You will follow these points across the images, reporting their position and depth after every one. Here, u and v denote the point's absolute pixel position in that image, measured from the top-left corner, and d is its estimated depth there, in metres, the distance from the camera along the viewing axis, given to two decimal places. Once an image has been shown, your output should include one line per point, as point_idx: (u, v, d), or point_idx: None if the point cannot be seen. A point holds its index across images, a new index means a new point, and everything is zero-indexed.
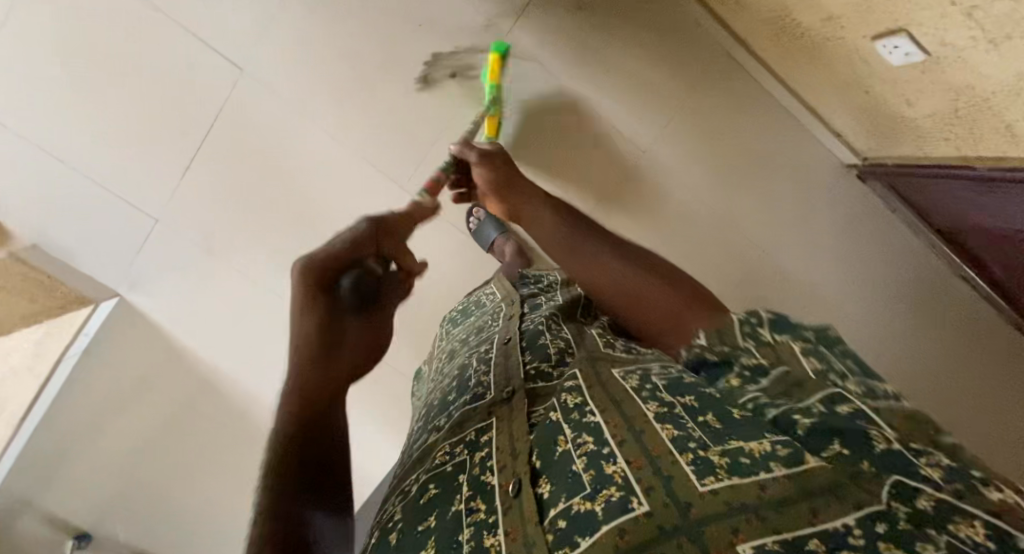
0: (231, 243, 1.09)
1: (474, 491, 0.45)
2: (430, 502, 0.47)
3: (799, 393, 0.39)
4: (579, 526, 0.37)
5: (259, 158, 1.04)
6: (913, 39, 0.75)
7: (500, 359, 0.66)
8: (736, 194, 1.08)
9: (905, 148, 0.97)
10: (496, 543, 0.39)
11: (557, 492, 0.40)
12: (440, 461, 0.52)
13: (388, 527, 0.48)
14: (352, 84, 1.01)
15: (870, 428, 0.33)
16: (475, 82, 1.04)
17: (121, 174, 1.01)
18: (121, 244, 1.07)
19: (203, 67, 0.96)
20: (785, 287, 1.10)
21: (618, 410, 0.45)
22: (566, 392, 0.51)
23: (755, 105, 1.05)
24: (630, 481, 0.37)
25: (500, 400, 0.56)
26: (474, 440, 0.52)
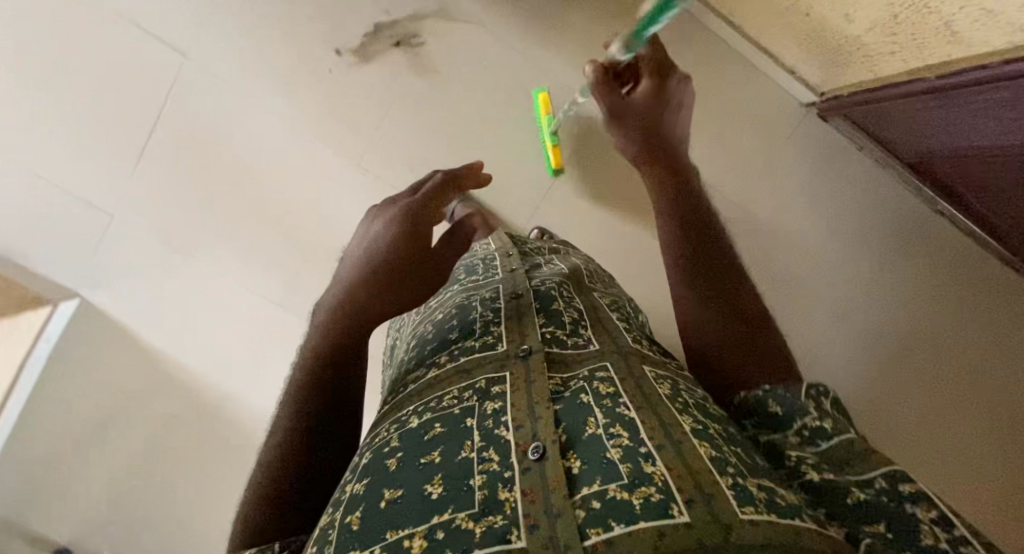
0: (188, 233, 1.12)
1: (487, 442, 0.44)
2: (437, 440, 0.45)
3: (860, 464, 0.44)
4: (613, 510, 0.36)
5: (209, 144, 1.08)
6: None
7: (511, 315, 0.62)
8: (710, 146, 1.11)
9: (856, 72, 0.97)
10: (511, 498, 0.38)
11: (591, 471, 0.40)
12: (449, 401, 0.50)
13: (388, 452, 0.46)
14: (299, 67, 1.05)
15: (921, 520, 0.39)
16: (419, 50, 1.05)
17: (75, 173, 1.07)
18: (79, 246, 1.11)
19: (147, 56, 1.04)
20: (772, 236, 1.12)
21: (651, 413, 0.46)
22: (597, 380, 0.51)
23: (715, 60, 1.10)
24: (669, 486, 0.38)
25: (516, 354, 0.54)
26: (485, 387, 0.50)
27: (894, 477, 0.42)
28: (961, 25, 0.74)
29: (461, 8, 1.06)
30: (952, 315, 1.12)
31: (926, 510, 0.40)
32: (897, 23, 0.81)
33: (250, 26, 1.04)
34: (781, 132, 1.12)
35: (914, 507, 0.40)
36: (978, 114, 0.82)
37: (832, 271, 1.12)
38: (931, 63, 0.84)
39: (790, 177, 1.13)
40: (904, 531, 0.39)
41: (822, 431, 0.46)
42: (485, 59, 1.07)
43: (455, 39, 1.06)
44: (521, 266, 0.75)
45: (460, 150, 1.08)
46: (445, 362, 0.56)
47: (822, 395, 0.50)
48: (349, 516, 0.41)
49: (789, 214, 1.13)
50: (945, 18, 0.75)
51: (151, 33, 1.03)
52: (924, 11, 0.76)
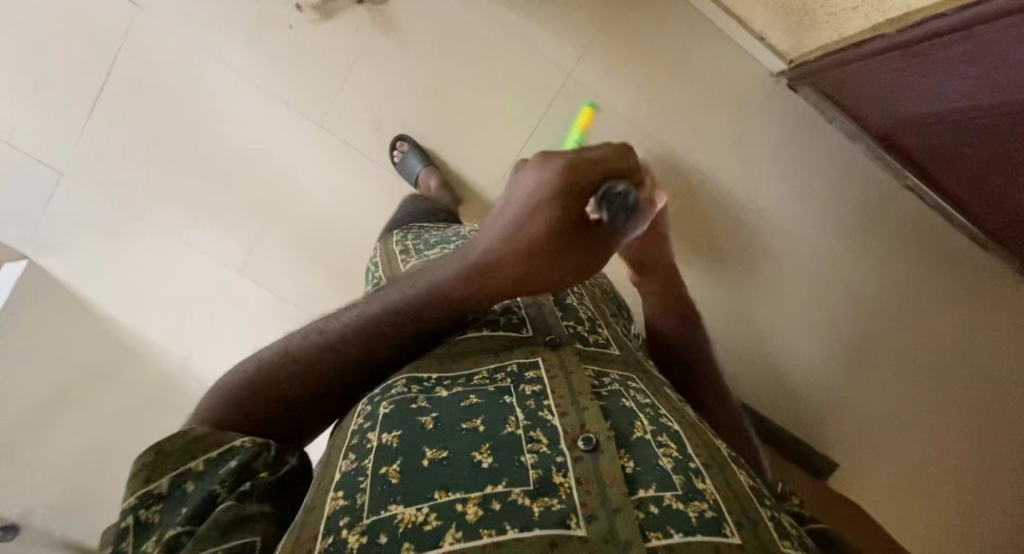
0: (142, 192, 1.08)
1: (532, 422, 0.42)
2: (476, 409, 0.44)
3: None
4: (673, 517, 0.35)
5: (163, 102, 1.05)
6: None
7: (530, 301, 0.61)
8: (676, 118, 1.09)
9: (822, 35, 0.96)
10: (566, 483, 0.37)
11: (647, 473, 0.39)
12: (481, 378, 0.49)
13: (417, 408, 0.44)
14: (260, 21, 1.02)
15: None
16: (381, 6, 1.03)
17: (23, 129, 1.03)
18: (26, 207, 1.07)
19: (97, 6, 1.00)
20: (738, 211, 1.11)
21: (691, 435, 0.47)
22: (630, 388, 0.52)
23: (683, 23, 1.07)
24: (720, 507, 0.38)
25: (545, 345, 0.54)
26: (518, 370, 0.50)
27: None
28: None
29: None
30: (913, 300, 1.11)
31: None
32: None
33: None
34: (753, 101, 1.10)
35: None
36: (936, 75, 0.82)
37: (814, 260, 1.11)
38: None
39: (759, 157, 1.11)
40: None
41: None
42: (450, 20, 1.04)
43: None
44: None
45: (426, 109, 1.06)
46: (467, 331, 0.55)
47: None
48: (385, 467, 0.39)
49: (765, 196, 1.11)
50: None
51: None
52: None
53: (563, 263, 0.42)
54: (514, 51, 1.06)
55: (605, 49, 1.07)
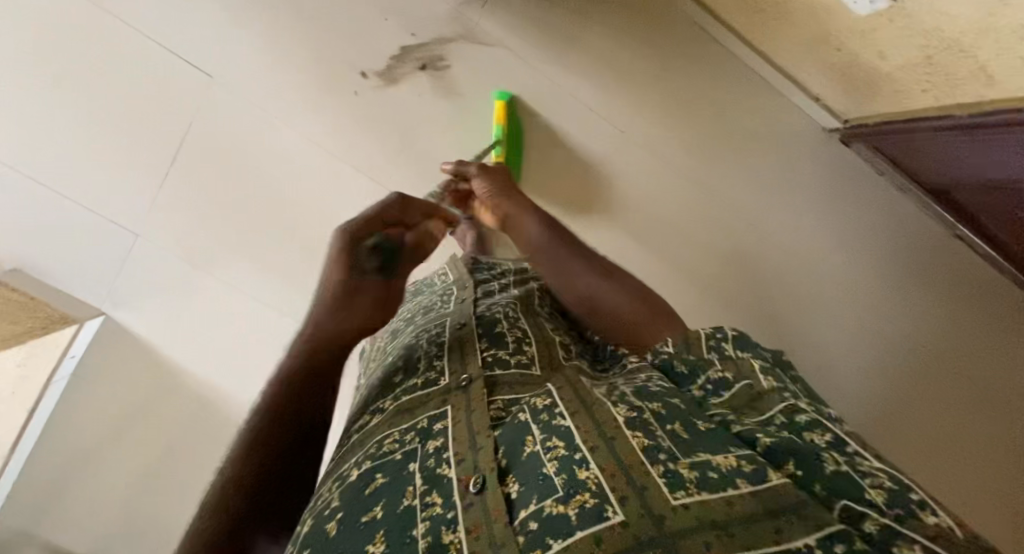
0: (210, 251, 1.12)
1: (427, 486, 0.43)
2: (375, 494, 0.44)
3: (758, 408, 0.46)
4: (552, 527, 0.36)
5: (234, 164, 1.09)
6: None
7: (454, 343, 0.63)
8: (730, 171, 1.10)
9: (886, 102, 0.97)
10: (455, 540, 0.38)
11: (529, 490, 0.40)
12: (389, 447, 0.50)
13: (327, 513, 0.45)
14: (324, 88, 1.06)
15: (822, 452, 0.40)
16: (445, 73, 1.06)
17: (101, 193, 1.08)
18: (104, 265, 1.11)
19: (175, 76, 1.04)
20: (793, 256, 1.11)
21: (588, 416, 0.45)
22: (535, 397, 0.50)
23: (736, 80, 1.09)
24: (604, 488, 0.38)
25: (456, 387, 0.55)
26: (426, 427, 0.50)
27: (791, 412, 0.45)
28: (995, 67, 0.75)
29: (487, 31, 1.06)
30: (960, 341, 1.13)
31: (820, 435, 0.42)
32: (931, 63, 0.81)
33: (273, 48, 1.04)
34: (804, 155, 1.12)
35: (808, 434, 0.42)
36: (1003, 154, 0.83)
37: (854, 298, 1.12)
38: (968, 98, 0.84)
39: (810, 205, 1.12)
40: (808, 462, 0.39)
41: (722, 382, 0.50)
42: (511, 82, 1.07)
43: (480, 61, 1.06)
44: (470, 294, 0.75)
45: None
46: (390, 404, 0.57)
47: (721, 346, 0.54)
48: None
49: (809, 237, 1.12)
50: (980, 61, 0.75)
51: (179, 55, 1.04)
52: (960, 53, 0.76)
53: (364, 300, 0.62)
54: (576, 113, 1.07)
55: (662, 108, 1.08)
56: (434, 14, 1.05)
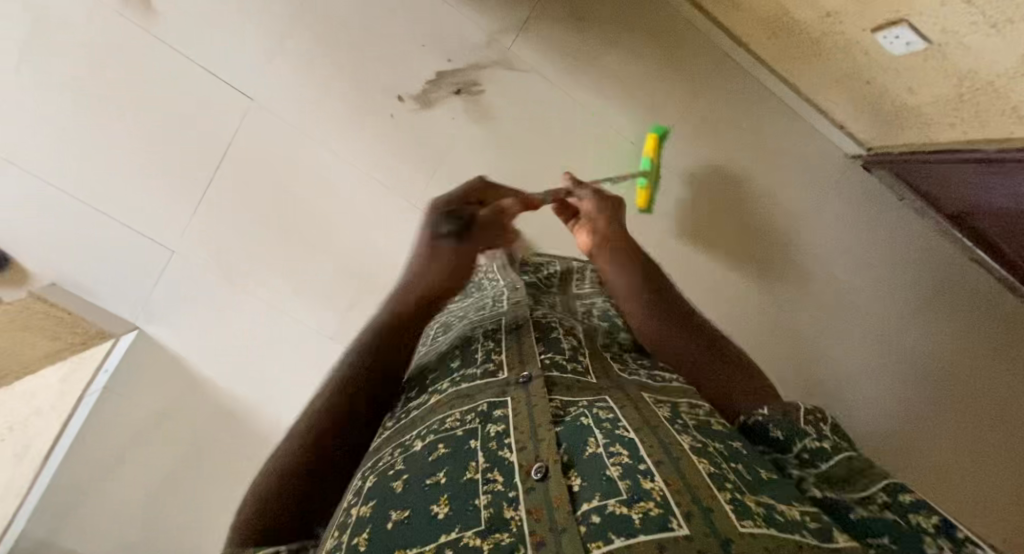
0: (243, 267, 1.14)
1: (490, 463, 0.42)
2: (440, 461, 0.44)
3: (859, 479, 0.43)
4: (615, 524, 0.35)
5: (270, 181, 1.11)
6: (913, 28, 0.77)
7: (512, 344, 0.61)
8: (752, 192, 1.13)
9: (912, 133, 1.00)
10: (517, 517, 0.37)
11: (591, 487, 0.38)
12: (452, 423, 0.48)
13: (391, 474, 0.44)
14: (360, 112, 1.08)
15: (926, 535, 0.37)
16: (479, 97, 1.09)
17: (139, 209, 1.10)
18: (140, 281, 1.13)
19: (214, 97, 1.06)
20: (807, 277, 1.14)
21: (652, 434, 0.44)
22: (597, 407, 0.49)
23: (761, 104, 1.12)
24: (669, 501, 0.36)
25: (515, 380, 0.53)
26: (488, 410, 0.49)
27: (895, 490, 0.41)
28: None
29: (521, 57, 1.08)
30: (981, 365, 1.13)
31: (928, 517, 0.38)
32: (962, 101, 0.84)
33: (313, 72, 1.07)
34: (826, 178, 1.14)
35: (915, 517, 0.38)
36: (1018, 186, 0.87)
37: (867, 318, 1.15)
38: (994, 137, 0.87)
39: (828, 224, 1.15)
40: (909, 543, 0.37)
41: (821, 451, 0.46)
42: (543, 106, 1.10)
43: (514, 85, 1.09)
44: (526, 297, 0.72)
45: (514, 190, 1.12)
46: (448, 387, 0.55)
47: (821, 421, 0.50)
48: (356, 537, 0.39)
49: (825, 258, 1.15)
50: (1013, 101, 0.77)
51: (217, 76, 1.06)
52: (994, 95, 0.79)
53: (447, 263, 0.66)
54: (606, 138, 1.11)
55: (687, 134, 1.11)
56: (471, 41, 1.07)
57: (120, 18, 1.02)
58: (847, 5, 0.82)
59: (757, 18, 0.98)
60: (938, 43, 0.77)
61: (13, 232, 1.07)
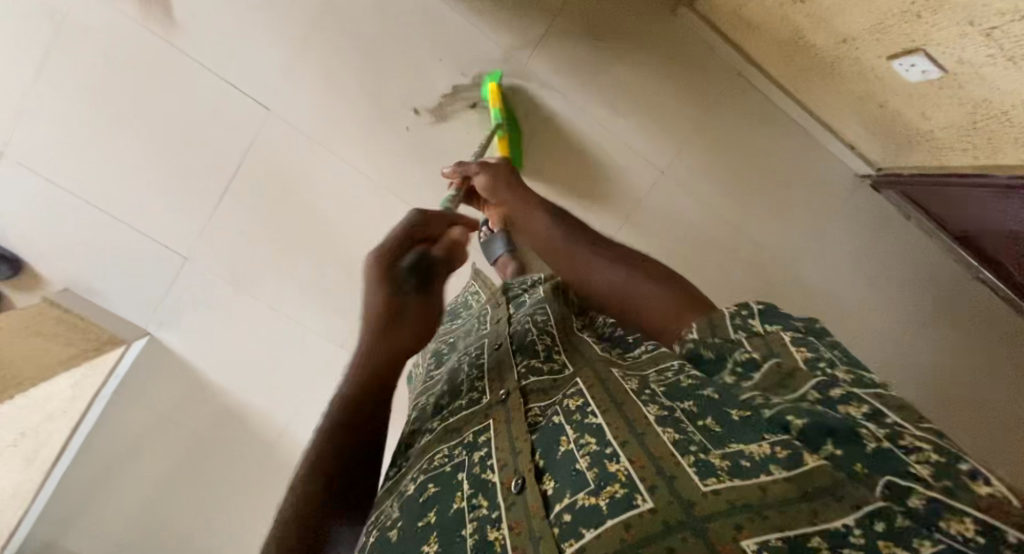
0: (254, 274, 1.15)
1: (475, 490, 0.46)
2: (432, 500, 0.47)
3: (790, 384, 0.40)
4: (584, 518, 0.38)
5: (284, 190, 1.12)
6: (930, 57, 0.78)
7: (494, 362, 0.63)
8: (755, 210, 1.15)
9: (922, 156, 1.01)
10: (500, 536, 0.40)
11: (562, 487, 0.41)
12: (440, 461, 0.52)
13: (390, 525, 0.49)
14: (375, 123, 1.10)
15: (860, 427, 0.35)
16: (492, 110, 1.10)
17: (150, 218, 1.11)
18: (150, 288, 1.14)
19: (230, 106, 1.07)
20: (807, 293, 1.17)
21: (619, 412, 0.45)
22: (569, 397, 0.50)
23: (769, 122, 1.12)
24: (633, 478, 0.38)
25: (496, 401, 0.55)
26: (472, 440, 0.52)
27: (824, 385, 0.38)
28: None
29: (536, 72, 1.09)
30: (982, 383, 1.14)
31: (857, 407, 0.36)
32: (975, 128, 0.85)
33: (330, 84, 1.07)
34: (834, 196, 1.15)
35: (845, 408, 0.37)
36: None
37: (867, 331, 1.18)
38: (1003, 164, 0.88)
39: (830, 241, 1.16)
40: (846, 437, 0.35)
41: (750, 363, 0.43)
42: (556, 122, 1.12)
43: (528, 100, 1.10)
44: (507, 313, 0.76)
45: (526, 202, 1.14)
46: (438, 424, 0.59)
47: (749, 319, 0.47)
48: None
49: (827, 276, 1.17)
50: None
51: (232, 84, 1.06)
52: (1005, 124, 0.80)
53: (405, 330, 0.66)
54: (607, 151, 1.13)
55: (693, 150, 1.13)
56: (488, 54, 1.07)
57: (138, 26, 1.01)
58: (862, 31, 0.83)
59: (775, 41, 0.99)
60: (953, 73, 0.78)
61: (30, 236, 1.09)
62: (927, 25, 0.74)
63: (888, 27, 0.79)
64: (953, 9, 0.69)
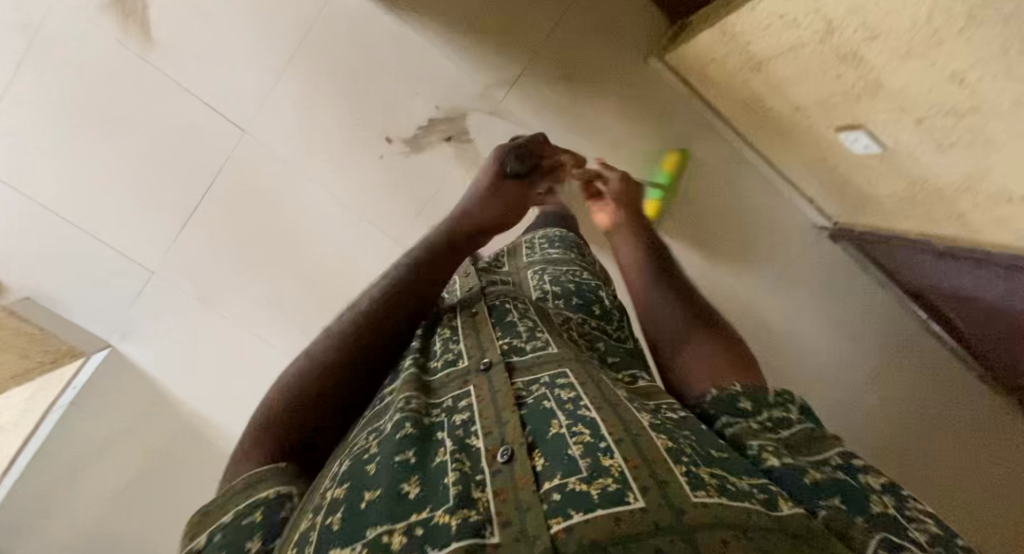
0: (224, 290, 1.15)
1: (459, 448, 0.39)
2: (412, 440, 0.39)
3: (815, 448, 0.43)
4: (573, 501, 0.32)
5: (257, 212, 1.13)
6: (870, 134, 0.85)
7: (470, 330, 0.56)
8: (719, 245, 1.18)
9: (872, 216, 1.07)
10: (484, 497, 0.34)
11: (553, 466, 0.35)
12: (420, 409, 0.44)
13: (363, 457, 0.39)
14: (353, 149, 1.11)
15: (872, 495, 0.37)
16: (466, 147, 1.13)
17: (117, 232, 1.11)
18: (117, 298, 1.14)
19: (207, 126, 1.08)
20: (764, 324, 1.17)
21: (613, 411, 0.41)
22: (559, 384, 0.45)
23: (735, 167, 1.17)
24: (626, 476, 0.33)
25: (477, 369, 0.48)
26: (453, 404, 0.45)
27: (847, 456, 0.42)
28: (972, 214, 0.85)
29: (507, 111, 1.12)
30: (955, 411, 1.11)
31: (873, 479, 0.40)
32: (912, 199, 0.93)
33: (309, 110, 1.09)
34: (797, 242, 1.19)
35: (863, 477, 0.40)
36: (966, 276, 0.93)
37: (825, 364, 1.16)
38: (937, 232, 0.95)
39: (791, 277, 1.19)
40: (859, 500, 0.37)
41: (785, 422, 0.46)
42: None
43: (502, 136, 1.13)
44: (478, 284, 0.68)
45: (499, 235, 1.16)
46: (408, 369, 0.50)
47: (790, 402, 0.48)
48: (327, 517, 0.34)
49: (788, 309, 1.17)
50: (959, 208, 0.86)
51: (209, 106, 1.07)
52: (941, 200, 0.88)
53: (498, 206, 0.66)
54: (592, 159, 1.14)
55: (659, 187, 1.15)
56: (466, 90, 1.11)
57: (116, 43, 1.02)
58: (813, 106, 0.89)
59: (736, 99, 1.03)
60: (893, 148, 0.85)
61: None
62: (866, 107, 0.82)
63: (835, 104, 0.85)
64: (887, 96, 0.77)
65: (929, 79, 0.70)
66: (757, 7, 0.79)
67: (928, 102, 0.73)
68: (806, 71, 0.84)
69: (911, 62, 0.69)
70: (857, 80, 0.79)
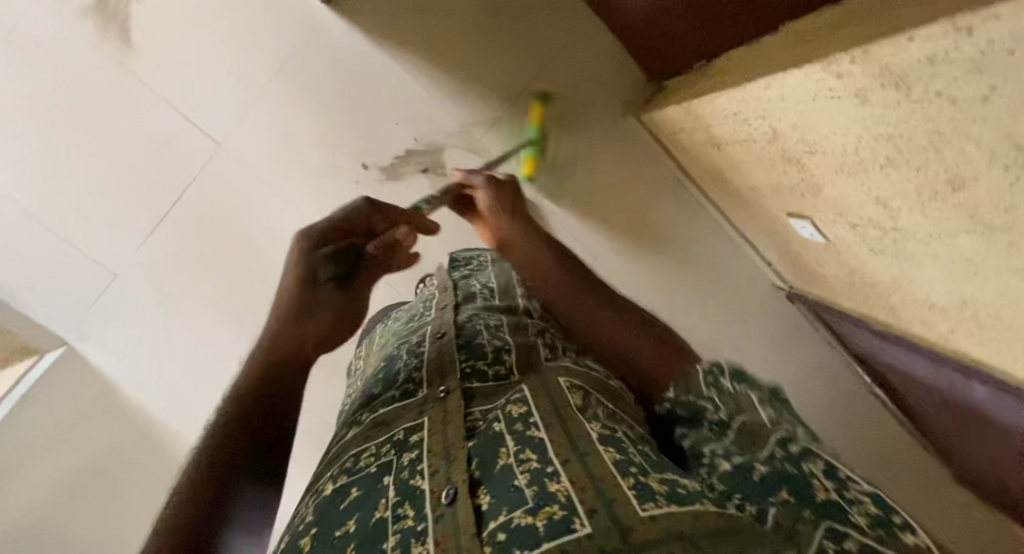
0: (189, 296, 1.12)
1: (402, 495, 0.38)
2: (353, 505, 0.39)
3: (750, 442, 0.34)
4: (519, 538, 0.32)
5: (226, 225, 1.11)
6: (813, 225, 0.88)
7: (432, 354, 0.55)
8: (687, 286, 1.21)
9: (820, 288, 1.11)
10: (424, 551, 0.33)
11: (498, 502, 0.35)
12: (366, 460, 0.44)
13: (300, 531, 0.40)
14: (328, 174, 1.12)
15: (814, 478, 0.30)
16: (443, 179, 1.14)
17: (85, 230, 1.08)
18: (77, 298, 1.09)
19: (181, 136, 1.07)
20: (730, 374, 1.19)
21: (563, 430, 0.40)
22: (512, 401, 0.45)
23: (700, 219, 1.21)
24: (573, 501, 0.33)
25: (433, 399, 0.48)
26: (404, 438, 0.44)
27: (786, 438, 0.33)
28: (901, 310, 0.88)
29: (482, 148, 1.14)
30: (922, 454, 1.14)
31: (816, 463, 0.31)
32: (855, 284, 0.95)
33: (286, 129, 1.10)
34: (757, 298, 1.23)
35: (806, 463, 0.31)
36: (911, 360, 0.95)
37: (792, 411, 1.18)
38: (878, 317, 0.99)
39: (755, 324, 1.22)
40: (802, 491, 0.30)
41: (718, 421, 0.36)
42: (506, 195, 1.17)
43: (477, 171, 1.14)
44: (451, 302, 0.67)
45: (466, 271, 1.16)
46: (366, 416, 0.50)
47: (720, 374, 0.39)
48: None
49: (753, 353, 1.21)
50: (890, 301, 0.89)
51: (186, 117, 1.07)
52: (875, 293, 0.92)
53: (317, 321, 0.58)
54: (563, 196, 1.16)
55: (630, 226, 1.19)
56: (445, 127, 1.13)
57: (98, 50, 1.03)
58: (767, 190, 0.92)
59: (702, 167, 1.08)
60: (833, 242, 0.88)
61: None
62: (806, 205, 0.85)
63: (784, 194, 0.88)
64: (825, 200, 0.79)
65: (858, 198, 0.70)
66: (715, 101, 0.83)
67: (859, 214, 0.74)
68: (756, 162, 0.87)
69: (841, 180, 0.70)
70: (797, 182, 0.81)
